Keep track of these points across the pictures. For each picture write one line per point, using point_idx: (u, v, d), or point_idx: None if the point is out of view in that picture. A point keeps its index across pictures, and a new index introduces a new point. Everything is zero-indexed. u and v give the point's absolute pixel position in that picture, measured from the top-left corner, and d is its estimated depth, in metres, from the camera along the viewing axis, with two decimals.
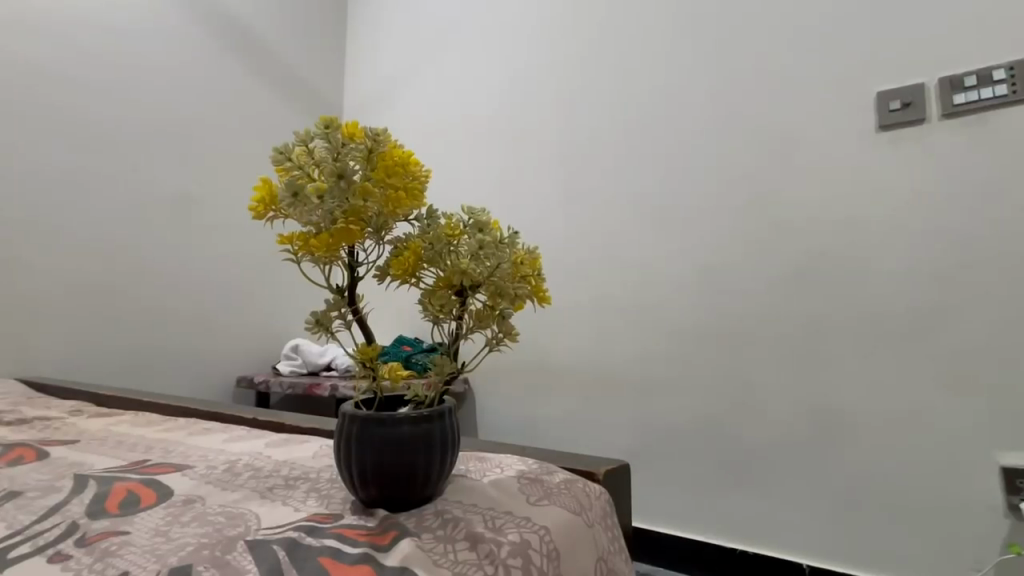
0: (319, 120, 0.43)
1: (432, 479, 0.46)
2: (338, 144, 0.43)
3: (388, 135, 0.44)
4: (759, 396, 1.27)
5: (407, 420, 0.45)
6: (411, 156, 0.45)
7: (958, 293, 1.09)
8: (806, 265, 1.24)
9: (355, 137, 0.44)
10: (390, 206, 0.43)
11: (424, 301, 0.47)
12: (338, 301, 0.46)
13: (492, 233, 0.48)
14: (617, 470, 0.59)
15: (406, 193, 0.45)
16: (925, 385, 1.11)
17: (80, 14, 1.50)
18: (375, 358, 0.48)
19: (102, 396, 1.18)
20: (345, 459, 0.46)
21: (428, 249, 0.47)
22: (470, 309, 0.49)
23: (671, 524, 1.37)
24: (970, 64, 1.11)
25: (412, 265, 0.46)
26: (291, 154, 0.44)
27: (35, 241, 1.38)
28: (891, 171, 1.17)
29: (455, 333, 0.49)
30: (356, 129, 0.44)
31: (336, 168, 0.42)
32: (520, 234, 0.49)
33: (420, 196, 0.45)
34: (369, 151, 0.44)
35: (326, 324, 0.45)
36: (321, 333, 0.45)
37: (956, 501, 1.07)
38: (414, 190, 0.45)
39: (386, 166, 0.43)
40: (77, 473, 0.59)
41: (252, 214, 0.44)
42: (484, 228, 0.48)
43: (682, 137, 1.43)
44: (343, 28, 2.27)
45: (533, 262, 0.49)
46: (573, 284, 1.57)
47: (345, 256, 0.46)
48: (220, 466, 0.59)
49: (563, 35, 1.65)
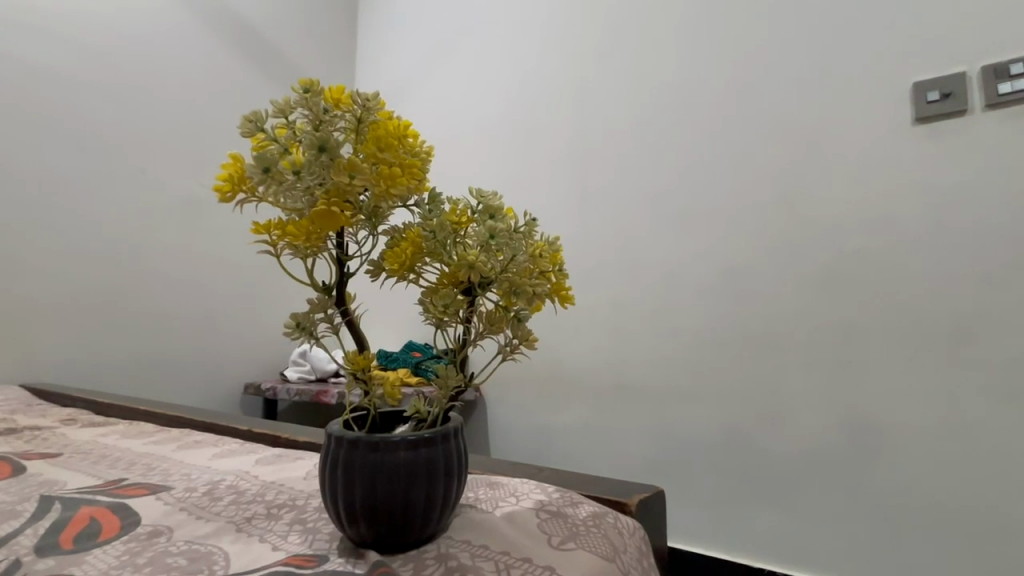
0: (298, 84, 0.37)
1: (435, 514, 0.40)
2: (321, 112, 0.37)
3: (379, 102, 0.38)
4: (789, 407, 1.18)
5: (405, 445, 0.38)
6: (408, 127, 0.39)
7: (1011, 296, 0.99)
8: (839, 266, 1.15)
9: (340, 104, 0.38)
10: (382, 184, 0.37)
11: (424, 302, 0.41)
12: (323, 301, 0.40)
13: (505, 220, 0.41)
14: (650, 499, 0.51)
15: (402, 170, 0.38)
16: (975, 396, 1.01)
17: (81, 11, 1.45)
18: (369, 368, 0.42)
19: (98, 405, 1.13)
20: (331, 490, 0.39)
21: (429, 238, 0.40)
22: (479, 310, 0.42)
23: (693, 541, 1.28)
24: (1019, 48, 1.01)
25: (410, 257, 0.40)
26: (264, 125, 0.38)
27: (35, 243, 1.33)
28: (932, 165, 1.08)
29: (462, 337, 0.42)
30: (342, 96, 0.38)
31: (317, 139, 0.36)
32: (538, 222, 0.42)
33: (418, 175, 0.39)
34: (358, 121, 0.38)
35: (308, 327, 0.39)
36: (304, 338, 0.39)
37: (1014, 525, 0.96)
38: (412, 167, 0.38)
39: (376, 137, 0.37)
40: (45, 493, 0.53)
41: (219, 196, 0.38)
42: (495, 213, 0.41)
43: (705, 131, 1.35)
44: (354, 26, 2.23)
45: (552, 255, 0.43)
46: (589, 286, 1.50)
47: (333, 247, 0.40)
48: (200, 488, 0.53)
49: (577, 26, 1.59)
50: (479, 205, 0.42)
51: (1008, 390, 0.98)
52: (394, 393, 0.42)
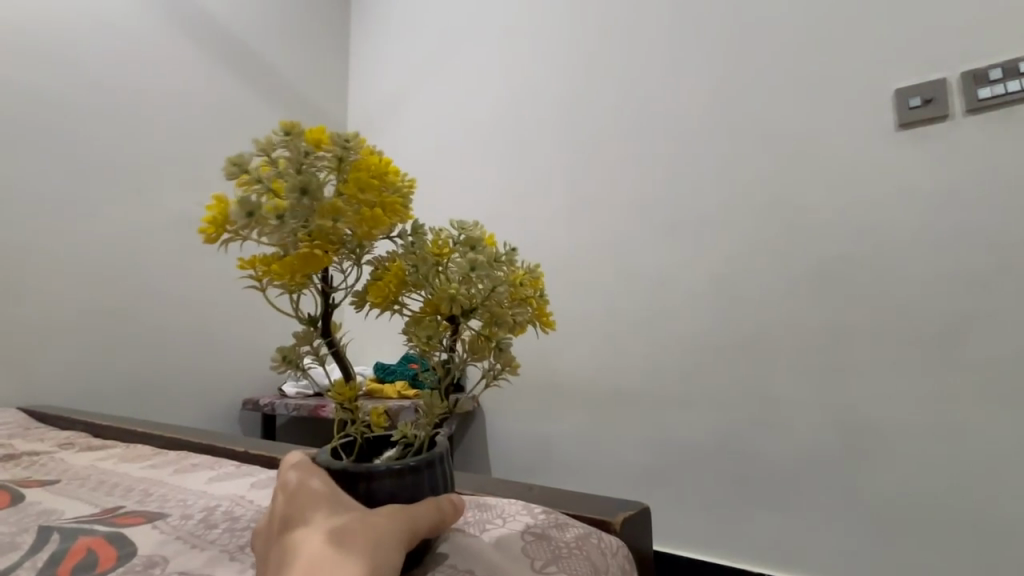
0: (279, 127, 0.39)
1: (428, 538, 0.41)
2: (304, 154, 0.39)
3: (359, 141, 0.40)
4: (783, 413, 1.19)
5: (388, 473, 0.40)
6: (389, 164, 0.41)
7: (992, 297, 1.01)
8: (826, 271, 1.17)
9: (321, 144, 0.40)
10: (364, 226, 0.39)
11: (408, 332, 0.42)
12: (309, 334, 0.41)
13: (484, 250, 0.43)
14: (635, 516, 0.52)
15: (384, 209, 0.40)
16: (962, 398, 1.02)
17: (74, 36, 1.48)
18: (355, 398, 0.43)
19: (97, 427, 1.13)
20: None
21: (412, 270, 0.42)
22: (462, 336, 0.43)
23: (691, 547, 1.29)
24: (995, 56, 1.04)
25: (393, 290, 0.42)
26: (249, 165, 0.39)
27: (30, 267, 1.35)
28: (913, 169, 1.10)
29: (449, 361, 0.43)
30: (323, 136, 0.40)
31: (299, 183, 0.37)
32: (517, 250, 0.44)
33: (396, 211, 0.41)
34: (339, 160, 0.40)
35: (294, 359, 0.41)
36: (291, 370, 0.41)
37: (1003, 523, 0.97)
38: (394, 204, 0.40)
39: (358, 179, 0.39)
40: (43, 523, 0.54)
41: (204, 236, 0.39)
42: (475, 243, 0.43)
43: (691, 140, 1.37)
44: (344, 40, 2.24)
45: (531, 281, 0.44)
46: (583, 294, 1.51)
47: (318, 282, 0.42)
48: (196, 517, 0.54)
49: (565, 37, 1.61)
50: (459, 238, 0.44)
51: (996, 390, 0.99)
52: (380, 418, 0.46)
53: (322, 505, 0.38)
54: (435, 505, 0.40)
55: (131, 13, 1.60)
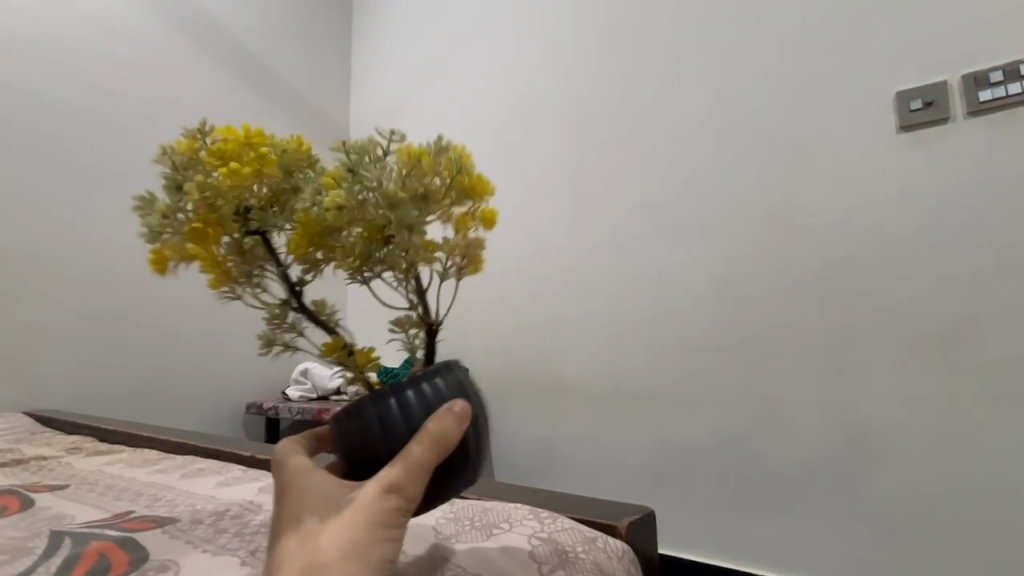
0: (166, 159, 0.45)
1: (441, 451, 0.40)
2: (180, 168, 0.45)
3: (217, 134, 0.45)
4: (787, 415, 1.19)
5: (370, 402, 0.41)
6: (249, 132, 0.44)
7: (995, 299, 1.01)
8: (828, 274, 1.17)
9: (190, 151, 0.45)
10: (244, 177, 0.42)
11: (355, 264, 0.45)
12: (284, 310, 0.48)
13: (370, 154, 0.44)
14: (640, 520, 0.53)
15: (260, 164, 0.43)
16: (965, 399, 1.02)
17: (81, 43, 1.50)
18: (340, 347, 0.48)
19: (103, 431, 1.14)
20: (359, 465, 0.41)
21: (318, 206, 0.43)
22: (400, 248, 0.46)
23: (695, 550, 1.29)
24: (995, 58, 1.04)
25: (315, 234, 0.44)
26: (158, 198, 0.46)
27: (37, 272, 1.36)
28: (915, 172, 1.10)
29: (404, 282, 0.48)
30: (188, 145, 0.45)
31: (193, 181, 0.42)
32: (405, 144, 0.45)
33: (266, 163, 0.43)
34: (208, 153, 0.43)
35: (276, 338, 0.49)
36: (279, 348, 0.49)
37: (1009, 524, 0.97)
38: (262, 157, 0.43)
39: (219, 151, 0.43)
40: (55, 528, 0.55)
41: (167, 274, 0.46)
42: (359, 151, 0.44)
43: (693, 144, 1.38)
44: (348, 46, 2.26)
45: (424, 155, 0.44)
46: (586, 297, 1.51)
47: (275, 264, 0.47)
48: (205, 521, 0.55)
49: (567, 42, 1.62)
50: (342, 152, 0.45)
51: (1000, 392, 0.99)
52: (368, 354, 0.49)
53: (304, 517, 0.35)
54: (415, 457, 0.35)
55: (136, 21, 1.63)
